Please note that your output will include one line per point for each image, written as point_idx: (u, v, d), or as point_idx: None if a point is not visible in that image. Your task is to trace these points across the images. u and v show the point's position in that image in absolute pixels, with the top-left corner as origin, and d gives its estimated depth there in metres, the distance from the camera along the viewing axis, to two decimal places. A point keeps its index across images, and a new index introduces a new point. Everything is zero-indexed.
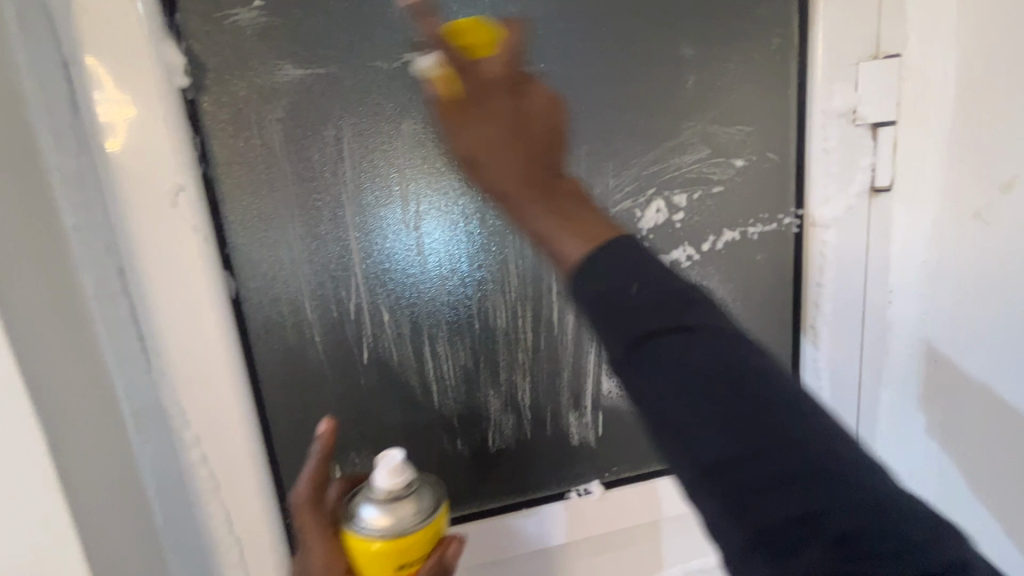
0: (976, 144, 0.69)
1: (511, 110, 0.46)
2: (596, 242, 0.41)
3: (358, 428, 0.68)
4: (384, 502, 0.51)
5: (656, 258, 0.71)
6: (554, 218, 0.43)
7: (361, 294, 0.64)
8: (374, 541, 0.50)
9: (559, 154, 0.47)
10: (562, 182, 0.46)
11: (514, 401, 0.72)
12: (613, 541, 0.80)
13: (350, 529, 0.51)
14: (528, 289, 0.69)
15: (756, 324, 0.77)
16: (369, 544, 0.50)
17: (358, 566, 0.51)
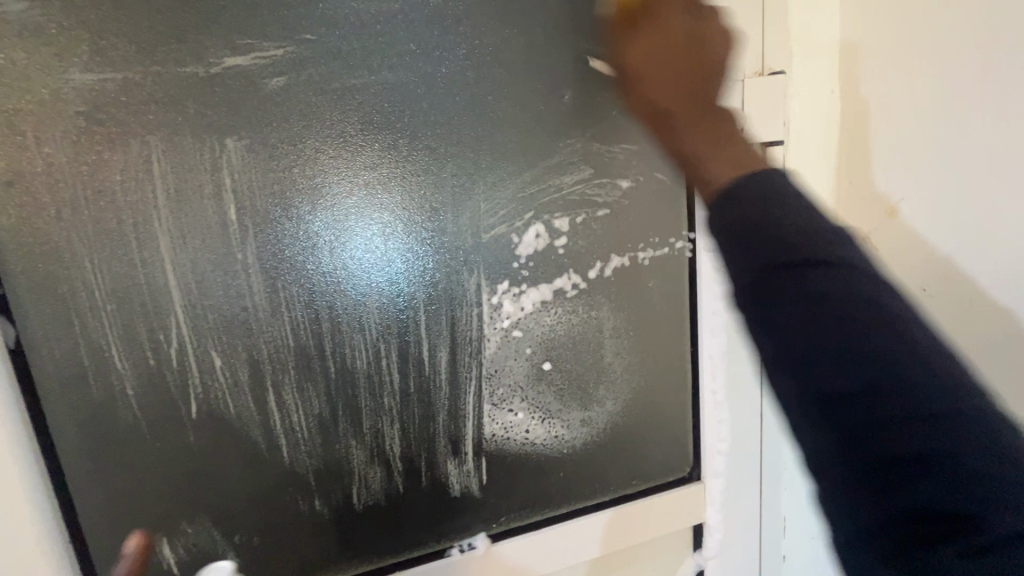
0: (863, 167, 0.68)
1: (652, 31, 0.49)
2: (744, 168, 0.42)
3: (191, 493, 0.58)
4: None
5: (538, 287, 0.65)
6: (699, 136, 0.45)
7: (186, 337, 0.55)
8: None
9: (710, 49, 0.47)
10: (707, 110, 0.47)
11: (381, 451, 0.63)
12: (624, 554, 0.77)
13: None
14: (393, 326, 0.61)
15: (651, 354, 0.72)
16: None
17: None
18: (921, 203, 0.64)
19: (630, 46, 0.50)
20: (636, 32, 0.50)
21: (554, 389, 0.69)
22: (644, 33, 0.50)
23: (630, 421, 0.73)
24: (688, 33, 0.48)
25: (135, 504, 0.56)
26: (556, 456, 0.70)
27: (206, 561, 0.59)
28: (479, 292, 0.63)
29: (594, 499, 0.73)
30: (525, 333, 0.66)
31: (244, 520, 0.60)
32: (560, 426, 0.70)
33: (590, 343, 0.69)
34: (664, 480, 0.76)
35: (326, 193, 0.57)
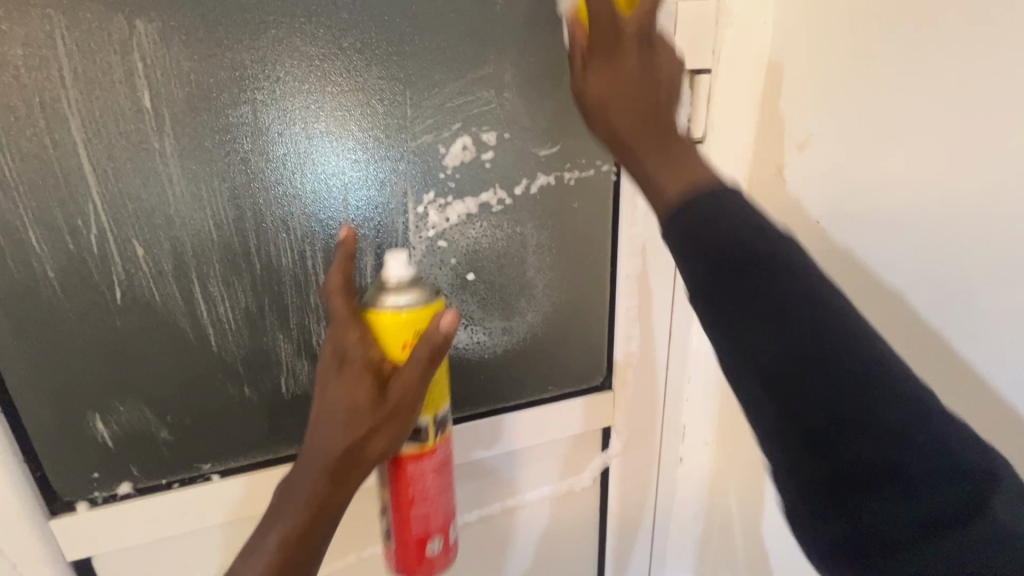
0: (795, 93, 0.67)
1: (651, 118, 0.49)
2: (690, 178, 0.46)
3: (123, 374, 0.61)
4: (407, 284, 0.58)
5: (463, 199, 0.68)
6: (663, 165, 0.47)
7: (104, 225, 0.56)
8: (402, 312, 0.56)
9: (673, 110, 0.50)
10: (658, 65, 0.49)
11: (308, 346, 0.67)
12: (547, 447, 0.87)
13: (375, 308, 0.57)
14: (317, 225, 0.63)
15: (571, 272, 0.77)
16: (396, 315, 0.56)
17: (387, 342, 0.57)
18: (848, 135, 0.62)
19: (594, 73, 0.49)
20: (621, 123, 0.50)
21: (476, 298, 0.73)
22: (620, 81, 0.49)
23: (549, 332, 0.79)
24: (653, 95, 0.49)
25: (68, 381, 0.60)
26: (478, 359, 0.76)
27: (139, 437, 0.64)
28: (405, 200, 0.65)
29: (511, 400, 0.80)
30: (449, 244, 0.69)
31: (175, 403, 0.64)
32: (481, 332, 0.75)
33: (513, 256, 0.73)
34: (577, 387, 0.84)
35: (245, 87, 0.56)
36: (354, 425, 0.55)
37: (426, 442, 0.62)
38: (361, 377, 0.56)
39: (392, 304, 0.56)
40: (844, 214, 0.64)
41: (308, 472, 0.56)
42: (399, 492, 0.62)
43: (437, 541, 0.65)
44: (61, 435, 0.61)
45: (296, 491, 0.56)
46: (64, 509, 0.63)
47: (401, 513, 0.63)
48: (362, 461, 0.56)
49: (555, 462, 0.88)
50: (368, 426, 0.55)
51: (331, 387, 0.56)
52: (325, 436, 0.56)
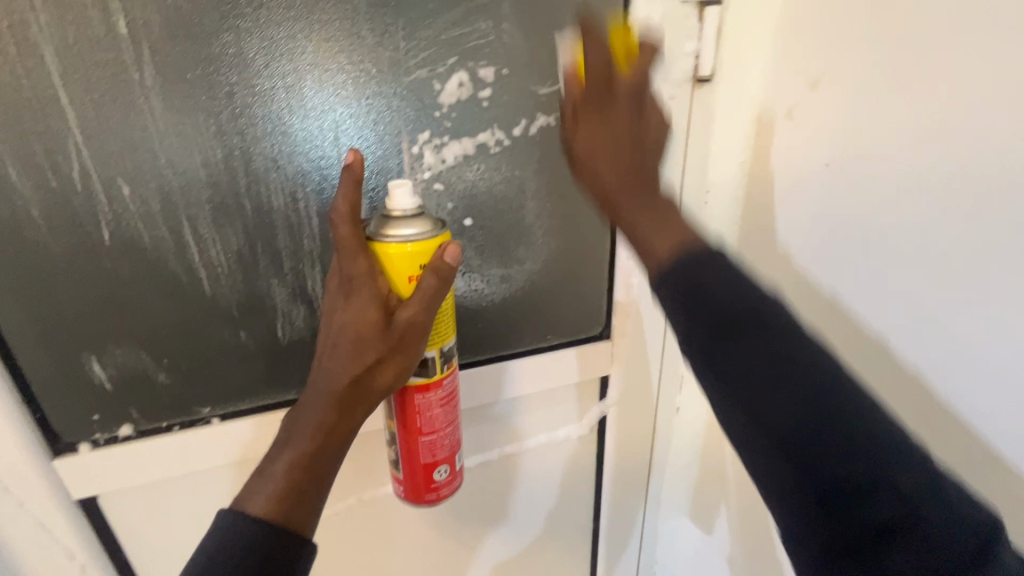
0: (808, 27, 0.64)
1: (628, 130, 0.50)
2: (682, 241, 0.46)
3: (116, 317, 0.60)
4: (410, 217, 0.57)
5: (460, 140, 0.65)
6: (646, 210, 0.49)
7: (88, 162, 0.54)
8: (407, 244, 0.55)
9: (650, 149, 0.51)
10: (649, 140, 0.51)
11: (303, 291, 0.66)
12: (545, 396, 0.87)
13: (380, 239, 0.56)
14: (307, 166, 0.61)
15: (571, 219, 0.75)
16: (402, 247, 0.56)
17: (392, 272, 0.56)
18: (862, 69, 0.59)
19: (582, 128, 0.52)
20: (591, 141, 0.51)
21: (474, 244, 0.72)
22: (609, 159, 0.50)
23: (548, 281, 0.78)
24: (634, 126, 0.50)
25: (61, 324, 0.59)
26: (476, 307, 0.75)
27: (136, 380, 0.64)
28: (399, 140, 0.63)
29: (509, 349, 0.80)
30: (446, 187, 0.67)
31: (171, 347, 0.64)
32: (478, 280, 0.74)
33: (512, 201, 0.71)
34: (575, 336, 0.84)
35: (227, 13, 0.53)
36: (361, 351, 0.56)
37: (433, 376, 0.62)
38: (369, 304, 0.56)
39: (399, 235, 0.56)
40: (851, 160, 0.61)
41: (316, 396, 0.57)
42: (405, 422, 0.64)
43: (444, 469, 0.66)
44: (58, 378, 0.61)
45: (306, 414, 0.56)
46: (67, 450, 0.64)
47: (407, 439, 0.64)
48: (370, 386, 0.57)
49: (552, 411, 0.89)
50: (377, 354, 0.56)
51: (338, 315, 0.57)
52: (335, 361, 0.56)
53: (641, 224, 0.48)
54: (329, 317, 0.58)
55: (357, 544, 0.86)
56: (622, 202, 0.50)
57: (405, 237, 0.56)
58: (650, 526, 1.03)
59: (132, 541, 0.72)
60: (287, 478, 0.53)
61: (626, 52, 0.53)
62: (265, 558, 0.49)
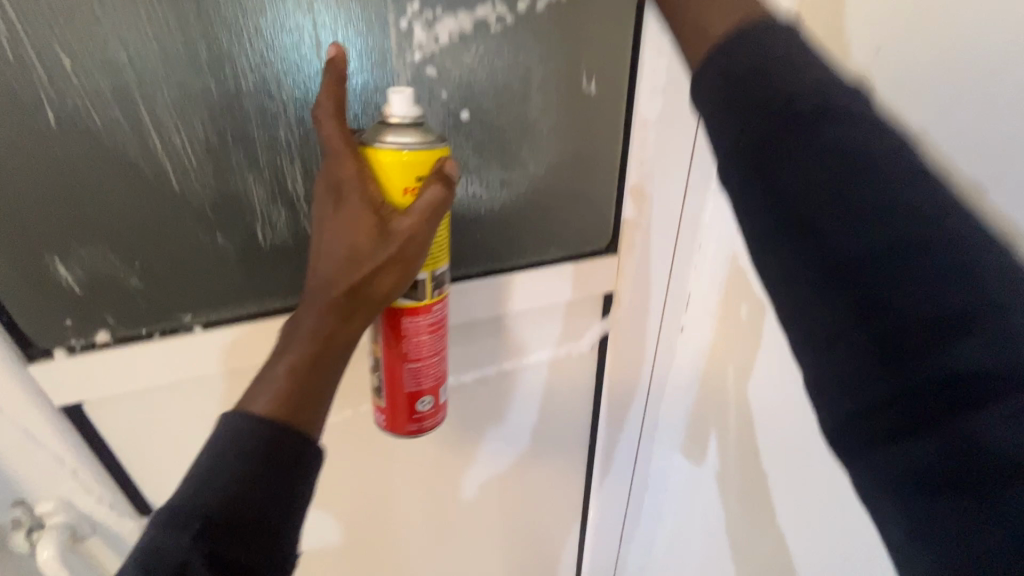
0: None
1: None
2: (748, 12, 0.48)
3: (76, 212, 0.55)
4: (403, 123, 0.51)
5: (454, 14, 0.57)
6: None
7: (17, 23, 0.46)
8: (403, 151, 0.50)
9: None
10: None
11: (284, 191, 0.60)
12: (545, 312, 0.84)
13: (373, 146, 0.51)
14: (279, 40, 0.53)
15: (579, 116, 0.67)
16: (397, 154, 0.50)
17: (385, 183, 0.51)
18: None
19: None
20: None
21: (472, 142, 0.64)
22: None
23: (553, 187, 0.72)
24: None
25: (15, 218, 0.53)
26: (474, 215, 0.70)
27: (108, 284, 0.59)
28: (385, 10, 0.55)
29: (509, 262, 0.75)
30: (440, 73, 0.59)
31: (142, 248, 0.59)
32: (477, 184, 0.67)
33: (515, 92, 0.63)
34: (580, 249, 0.78)
35: None
36: (353, 264, 0.51)
37: (423, 300, 0.58)
38: (361, 211, 0.51)
39: (394, 141, 0.51)
40: None
41: (309, 311, 0.52)
42: (392, 352, 0.60)
43: (429, 400, 0.63)
44: (21, 279, 0.56)
45: (301, 324, 0.52)
46: (42, 355, 0.60)
47: (394, 372, 0.61)
48: (363, 303, 0.53)
49: (553, 328, 0.86)
50: (372, 268, 0.51)
51: (325, 226, 0.52)
52: (328, 270, 0.52)
53: None
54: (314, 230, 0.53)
55: (354, 456, 0.85)
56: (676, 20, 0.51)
57: (399, 143, 0.51)
58: (646, 442, 1.04)
59: (123, 448, 0.71)
60: (288, 386, 0.50)
61: None
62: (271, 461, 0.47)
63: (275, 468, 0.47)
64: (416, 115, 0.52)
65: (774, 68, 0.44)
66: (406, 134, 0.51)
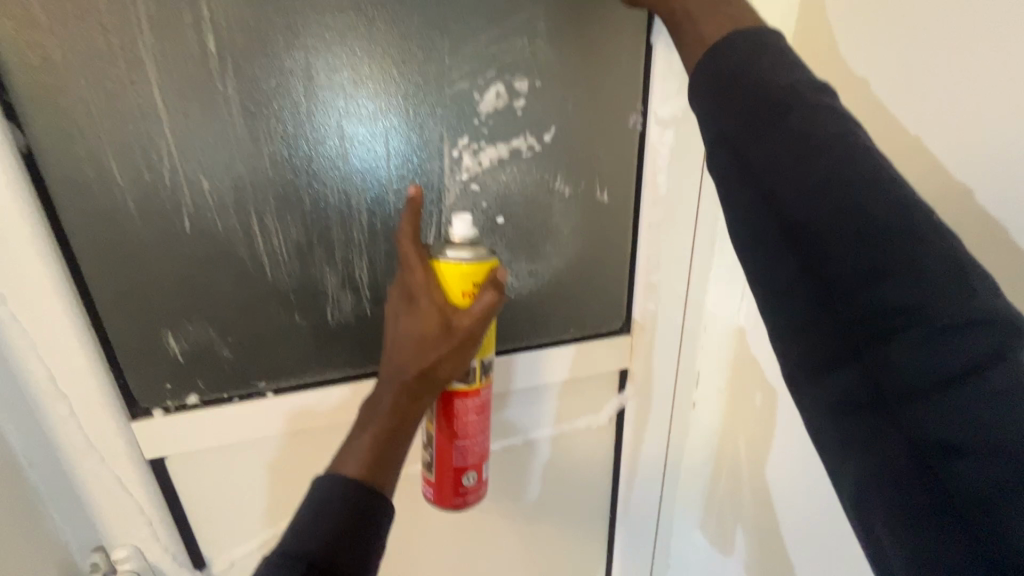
0: (827, 38, 0.67)
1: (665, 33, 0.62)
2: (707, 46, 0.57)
3: (191, 296, 0.69)
4: (463, 242, 0.65)
5: (495, 145, 0.72)
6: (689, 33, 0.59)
7: (176, 162, 0.63)
8: (463, 263, 0.63)
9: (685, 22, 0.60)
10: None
11: (352, 280, 0.74)
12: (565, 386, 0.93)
13: (440, 260, 0.64)
14: (360, 166, 0.69)
15: (595, 219, 0.81)
16: (458, 266, 0.63)
17: (448, 288, 0.64)
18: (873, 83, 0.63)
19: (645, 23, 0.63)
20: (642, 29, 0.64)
21: (505, 241, 0.78)
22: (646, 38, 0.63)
23: (574, 276, 0.84)
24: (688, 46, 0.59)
25: (146, 300, 0.67)
26: (505, 299, 0.82)
27: (204, 354, 0.72)
28: (442, 144, 0.71)
29: (534, 340, 0.86)
30: (481, 188, 0.74)
31: (236, 324, 0.72)
32: (508, 274, 0.80)
33: (541, 202, 0.77)
34: (597, 329, 0.89)
35: (297, 34, 0.62)
36: (423, 352, 0.63)
37: (472, 384, 0.69)
38: (429, 310, 0.63)
39: (455, 256, 0.64)
40: None
41: (387, 389, 0.64)
42: (444, 427, 0.70)
43: (471, 475, 0.72)
44: (141, 350, 0.69)
45: (381, 398, 0.64)
46: (144, 414, 0.72)
47: (444, 445, 0.70)
48: (428, 385, 0.64)
49: (573, 401, 0.94)
50: (437, 355, 0.63)
51: (402, 321, 0.64)
52: (401, 356, 0.63)
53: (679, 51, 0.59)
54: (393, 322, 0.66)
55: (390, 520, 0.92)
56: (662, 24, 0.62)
57: (460, 258, 0.63)
58: (666, 516, 1.07)
59: (193, 501, 0.80)
60: (370, 450, 0.60)
61: None
62: (357, 516, 0.56)
63: (361, 521, 0.56)
64: (473, 236, 0.66)
65: (773, 126, 0.50)
66: (466, 249, 0.64)
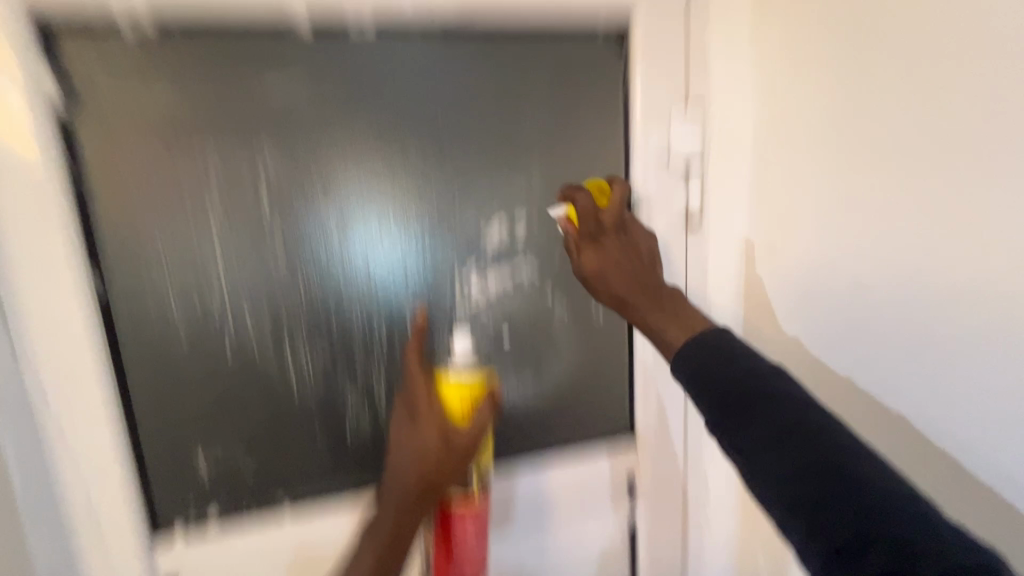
0: None
1: (620, 242, 0.76)
2: (692, 330, 0.68)
3: (225, 415, 0.75)
4: (461, 357, 0.74)
5: (500, 271, 0.83)
6: (666, 316, 0.70)
7: (225, 296, 0.73)
8: (462, 376, 0.72)
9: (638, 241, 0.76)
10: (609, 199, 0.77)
11: (371, 395, 0.80)
12: (579, 502, 0.91)
13: (444, 373, 0.72)
14: (382, 294, 0.79)
15: (594, 332, 0.89)
16: (458, 378, 0.71)
17: (447, 398, 0.71)
18: None
19: (590, 254, 0.75)
20: (595, 241, 0.75)
21: (511, 355, 0.85)
22: (609, 263, 0.74)
23: (578, 385, 0.90)
24: (649, 263, 0.75)
25: (182, 421, 0.74)
26: (513, 409, 0.87)
27: (230, 471, 0.76)
28: (454, 272, 0.81)
29: (543, 449, 0.89)
30: (488, 308, 0.83)
31: (261, 441, 0.77)
32: (515, 385, 0.86)
33: (543, 318, 0.86)
34: (602, 438, 0.92)
35: (334, 191, 0.75)
36: (425, 467, 0.67)
37: (472, 492, 0.72)
38: (430, 423, 0.67)
39: (455, 369, 0.72)
40: None
41: (390, 500, 0.67)
42: (444, 541, 0.73)
43: None
44: (171, 468, 0.74)
45: (386, 509, 0.67)
46: (165, 536, 0.74)
47: (444, 557, 0.73)
48: (429, 496, 0.68)
49: (587, 517, 0.92)
50: (439, 466, 0.67)
51: (405, 436, 0.68)
52: (403, 471, 0.67)
53: (653, 315, 0.71)
54: (395, 440, 0.69)
55: None
56: (645, 311, 0.71)
57: (458, 371, 0.72)
58: None
59: None
60: (376, 555, 0.66)
61: (599, 190, 0.80)
62: None
63: None
64: (471, 353, 0.75)
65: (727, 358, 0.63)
66: (465, 361, 0.74)
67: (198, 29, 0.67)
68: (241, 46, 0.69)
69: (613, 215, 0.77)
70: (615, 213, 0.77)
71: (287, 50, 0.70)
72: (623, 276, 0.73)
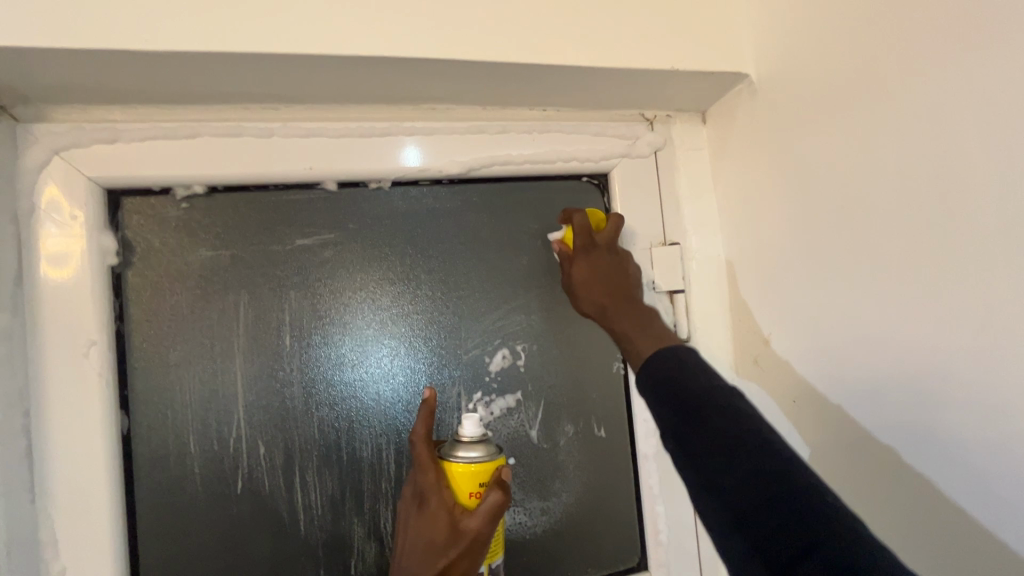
0: (755, 299, 0.88)
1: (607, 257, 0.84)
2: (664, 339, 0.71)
3: (227, 558, 0.74)
4: (470, 440, 0.73)
5: (504, 396, 0.87)
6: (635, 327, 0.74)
7: (242, 432, 0.76)
8: (471, 464, 0.70)
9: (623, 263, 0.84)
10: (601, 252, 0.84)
11: (377, 530, 0.79)
12: None
13: (452, 459, 0.71)
14: (392, 424, 0.82)
15: (598, 453, 0.90)
16: (467, 467, 0.70)
17: (456, 486, 0.70)
18: (794, 330, 0.81)
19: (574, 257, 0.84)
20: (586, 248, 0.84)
21: (517, 480, 0.86)
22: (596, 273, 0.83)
23: (585, 511, 0.89)
24: (631, 277, 0.84)
25: (184, 566, 0.73)
26: (521, 540, 0.85)
27: None
28: (459, 399, 0.85)
29: None
30: (493, 433, 0.86)
31: None
32: (522, 513, 0.86)
33: (547, 442, 0.88)
34: (613, 569, 0.89)
35: (350, 327, 0.82)
36: (429, 556, 0.68)
37: None
38: (436, 513, 0.69)
39: (464, 455, 0.71)
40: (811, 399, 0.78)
41: None
42: None
43: None
44: None
45: None
46: None
47: None
48: None
49: None
50: (444, 561, 0.67)
51: (414, 522, 0.70)
52: (411, 561, 0.69)
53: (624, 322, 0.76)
54: (405, 525, 0.72)
55: None
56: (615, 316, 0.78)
57: (468, 458, 0.71)
58: None
59: None
60: None
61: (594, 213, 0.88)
62: None
63: None
64: (482, 436, 0.74)
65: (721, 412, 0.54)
66: (476, 446, 0.72)
67: (240, 193, 0.79)
68: (275, 206, 0.80)
69: (611, 232, 0.85)
70: (610, 238, 0.85)
71: (315, 209, 0.81)
72: (606, 275, 0.82)
